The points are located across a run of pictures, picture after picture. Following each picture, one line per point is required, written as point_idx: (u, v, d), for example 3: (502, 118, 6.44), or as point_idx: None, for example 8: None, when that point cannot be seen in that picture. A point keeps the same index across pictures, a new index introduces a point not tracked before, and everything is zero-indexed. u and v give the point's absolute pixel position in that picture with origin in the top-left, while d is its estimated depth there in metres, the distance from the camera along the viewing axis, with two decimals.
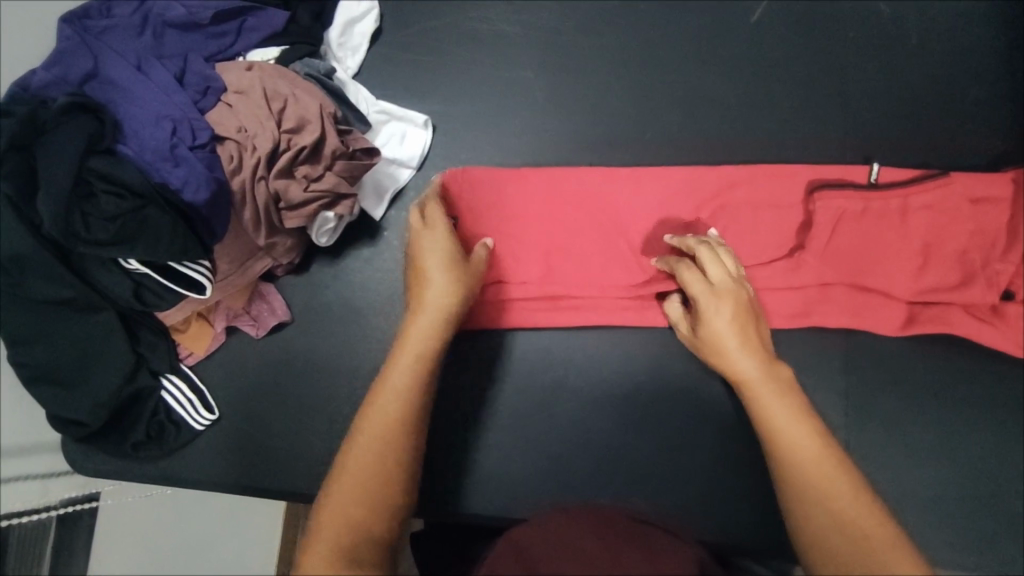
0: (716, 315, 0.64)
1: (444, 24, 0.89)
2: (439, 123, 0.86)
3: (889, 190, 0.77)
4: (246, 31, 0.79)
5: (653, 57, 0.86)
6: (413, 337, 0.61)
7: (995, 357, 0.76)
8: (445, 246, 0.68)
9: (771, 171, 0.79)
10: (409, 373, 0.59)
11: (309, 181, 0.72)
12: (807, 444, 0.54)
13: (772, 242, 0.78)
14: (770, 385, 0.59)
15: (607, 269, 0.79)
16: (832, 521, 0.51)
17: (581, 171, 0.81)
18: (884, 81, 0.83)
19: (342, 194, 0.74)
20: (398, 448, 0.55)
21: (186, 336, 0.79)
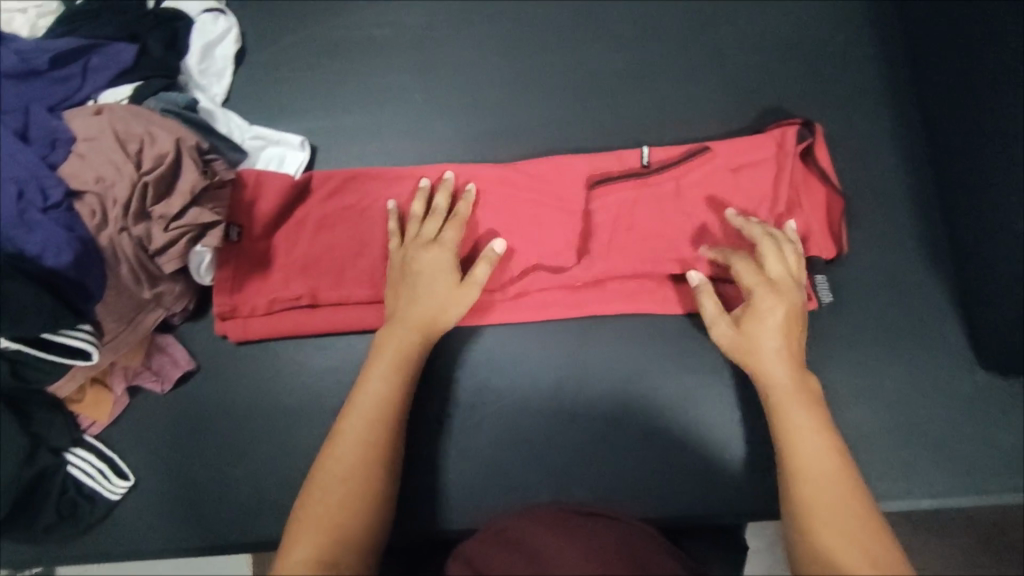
0: (767, 317, 0.64)
1: (312, 36, 0.86)
2: (319, 140, 0.83)
3: (739, 159, 0.77)
4: (91, 71, 0.74)
5: (527, 45, 0.84)
6: (381, 385, 0.63)
7: (906, 285, 0.76)
8: (438, 271, 0.70)
9: (660, 150, 0.78)
10: (372, 429, 0.60)
11: (168, 221, 0.68)
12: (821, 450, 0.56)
13: (653, 223, 0.77)
14: (797, 393, 0.60)
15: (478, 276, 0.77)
16: (841, 536, 0.51)
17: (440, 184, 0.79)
18: (755, 35, 0.83)
19: (207, 225, 0.70)
20: (355, 485, 0.56)
21: (85, 405, 0.74)
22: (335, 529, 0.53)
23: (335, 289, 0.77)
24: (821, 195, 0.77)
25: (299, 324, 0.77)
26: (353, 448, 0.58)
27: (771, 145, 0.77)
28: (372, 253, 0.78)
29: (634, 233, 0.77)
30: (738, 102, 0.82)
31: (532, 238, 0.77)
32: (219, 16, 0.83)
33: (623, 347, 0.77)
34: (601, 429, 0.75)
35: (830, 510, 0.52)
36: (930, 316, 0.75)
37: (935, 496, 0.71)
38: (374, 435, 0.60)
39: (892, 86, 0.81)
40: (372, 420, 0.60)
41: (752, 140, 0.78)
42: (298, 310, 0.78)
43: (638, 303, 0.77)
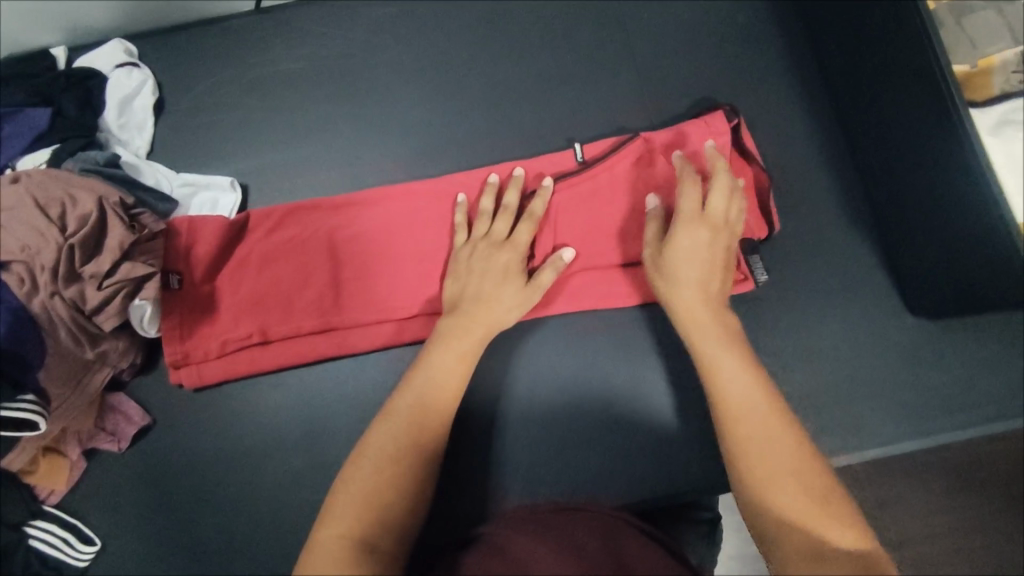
0: (677, 261, 0.66)
1: (230, 78, 0.86)
2: (249, 179, 0.84)
3: (666, 149, 0.79)
4: (5, 139, 0.74)
5: (444, 62, 0.86)
6: (438, 370, 0.64)
7: (835, 246, 0.79)
8: (491, 267, 0.72)
9: (592, 146, 0.80)
10: (412, 414, 0.60)
11: (100, 278, 0.67)
12: (738, 384, 0.56)
13: (588, 220, 0.78)
14: (704, 331, 0.62)
15: (424, 292, 0.78)
16: (771, 463, 0.50)
17: (376, 208, 0.80)
18: (662, 26, 0.86)
19: (142, 277, 0.69)
20: (402, 466, 0.56)
21: (41, 476, 0.72)
22: (370, 507, 0.53)
23: (285, 322, 0.77)
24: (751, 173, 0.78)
25: (255, 362, 0.77)
26: (395, 432, 0.58)
27: (697, 132, 0.78)
28: (317, 283, 0.79)
29: (574, 230, 0.78)
30: (654, 91, 0.84)
31: None
32: (133, 68, 0.82)
33: (573, 343, 0.78)
34: (563, 425, 0.76)
35: (765, 445, 0.51)
36: (860, 273, 0.78)
37: (883, 445, 0.73)
38: (419, 413, 0.60)
39: (797, 60, 0.84)
40: (418, 403, 0.61)
41: (677, 130, 0.79)
42: (252, 348, 0.78)
43: (585, 299, 0.78)
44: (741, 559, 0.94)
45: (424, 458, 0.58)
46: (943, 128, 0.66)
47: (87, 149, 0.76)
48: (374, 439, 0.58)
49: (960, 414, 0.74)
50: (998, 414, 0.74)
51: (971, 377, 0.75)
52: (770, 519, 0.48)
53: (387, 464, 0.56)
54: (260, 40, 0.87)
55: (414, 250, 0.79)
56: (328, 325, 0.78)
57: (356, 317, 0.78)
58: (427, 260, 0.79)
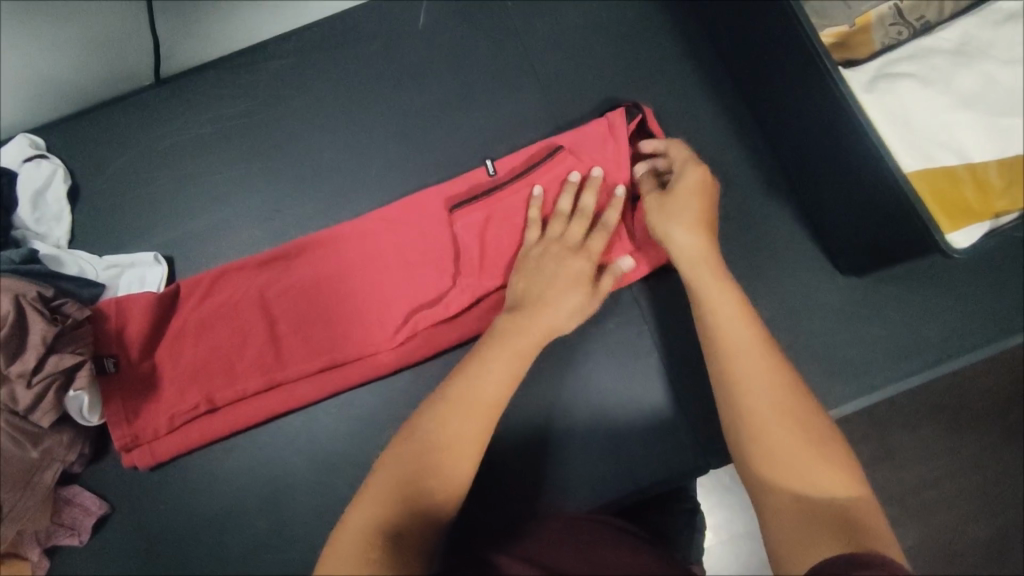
0: (679, 207, 0.66)
1: (140, 152, 0.86)
2: (173, 251, 0.84)
3: (577, 152, 0.79)
4: None
5: (349, 103, 0.87)
6: (505, 360, 0.60)
7: (757, 218, 0.80)
8: (574, 276, 0.69)
9: (505, 159, 0.81)
10: (463, 399, 0.56)
11: (28, 376, 0.66)
12: (740, 336, 0.57)
13: (513, 235, 0.78)
14: (711, 275, 0.62)
15: (365, 330, 0.78)
16: (775, 420, 0.52)
17: (300, 259, 0.80)
18: (555, 33, 0.88)
19: (71, 367, 0.69)
20: (453, 459, 0.53)
21: None
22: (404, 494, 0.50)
23: (230, 386, 0.77)
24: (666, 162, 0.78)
25: (205, 432, 0.77)
26: (465, 425, 0.54)
27: (603, 132, 0.79)
28: (256, 339, 0.78)
29: (498, 246, 0.79)
30: (556, 98, 0.86)
31: (405, 282, 0.79)
32: (41, 161, 0.82)
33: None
34: (523, 439, 0.76)
35: (764, 399, 0.53)
36: (785, 240, 0.79)
37: (833, 405, 0.74)
38: (459, 399, 0.56)
39: (691, 43, 0.86)
40: (460, 386, 0.57)
41: (585, 133, 0.79)
42: (201, 418, 0.77)
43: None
44: (748, 534, 0.93)
45: (472, 442, 0.54)
46: (823, 90, 0.67)
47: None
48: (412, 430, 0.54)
49: (901, 361, 0.75)
50: (937, 359, 0.75)
51: (906, 326, 0.76)
52: (766, 482, 0.50)
53: (434, 455, 0.52)
54: (163, 111, 0.87)
55: (345, 291, 0.79)
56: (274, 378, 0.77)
57: (297, 369, 0.78)
58: (361, 301, 0.79)
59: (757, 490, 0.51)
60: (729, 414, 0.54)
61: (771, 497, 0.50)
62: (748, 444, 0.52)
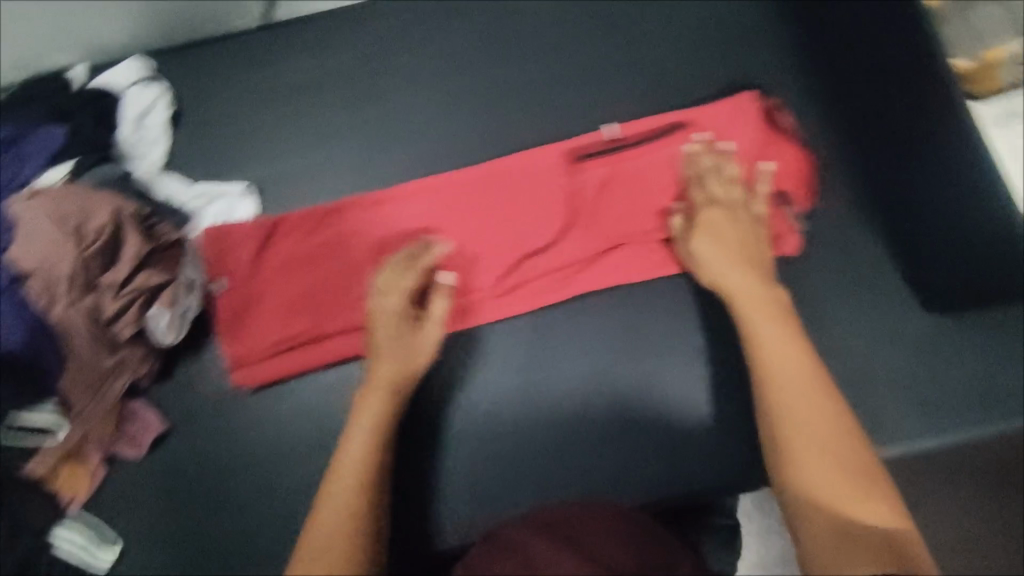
0: (717, 244, 0.71)
1: (244, 89, 0.88)
2: (264, 187, 0.85)
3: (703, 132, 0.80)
4: (25, 157, 0.77)
5: (452, 69, 0.87)
6: (370, 414, 0.65)
7: (851, 241, 0.78)
8: (399, 321, 0.71)
9: (625, 127, 0.81)
10: (367, 430, 0.64)
11: (117, 288, 0.69)
12: (788, 362, 0.60)
13: (625, 207, 0.79)
14: (756, 303, 0.66)
15: (466, 279, 0.79)
16: (815, 444, 0.55)
17: (404, 202, 0.81)
18: (667, 26, 0.87)
19: (157, 285, 0.72)
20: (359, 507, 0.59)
21: (61, 482, 0.74)
22: (328, 553, 0.55)
23: (326, 318, 0.78)
24: (791, 150, 0.79)
25: (296, 360, 0.78)
26: (372, 454, 0.63)
27: (733, 113, 0.79)
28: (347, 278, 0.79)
29: (613, 209, 0.79)
30: (662, 92, 0.84)
31: (513, 236, 0.80)
32: (149, 84, 0.85)
33: (585, 340, 0.77)
34: (583, 424, 0.75)
35: (806, 423, 0.56)
36: (876, 267, 0.77)
37: (901, 441, 0.73)
38: (390, 407, 0.66)
39: (807, 53, 0.84)
40: (371, 412, 0.66)
41: (712, 112, 0.80)
42: (293, 346, 0.78)
43: (634, 270, 0.78)
44: None
45: (384, 460, 0.64)
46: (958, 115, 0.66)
47: (99, 165, 0.79)
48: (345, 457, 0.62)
49: (983, 408, 0.73)
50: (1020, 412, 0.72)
51: (993, 372, 0.73)
52: (802, 499, 0.53)
53: (369, 472, 0.61)
54: (270, 51, 0.89)
55: (449, 240, 0.80)
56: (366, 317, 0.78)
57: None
58: (465, 247, 0.80)
59: (795, 503, 0.54)
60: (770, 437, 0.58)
61: (806, 512, 0.53)
62: (783, 463, 0.55)
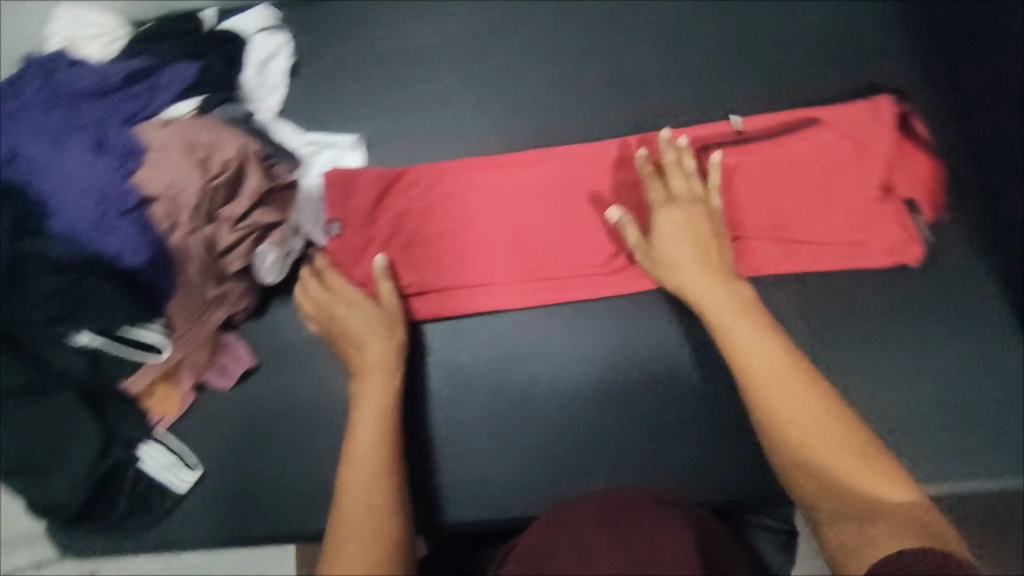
0: (666, 238, 0.72)
1: (360, 46, 0.90)
2: (371, 143, 0.87)
3: (836, 133, 0.79)
4: (157, 88, 0.79)
5: (565, 48, 0.88)
6: (370, 396, 0.69)
7: (947, 269, 0.79)
8: (353, 300, 0.75)
9: (754, 117, 0.82)
10: (371, 427, 0.67)
11: (235, 220, 0.73)
12: (768, 354, 0.60)
13: (745, 199, 0.80)
14: (727, 300, 0.67)
15: (581, 251, 0.80)
16: (809, 431, 0.55)
17: (525, 170, 0.82)
18: (788, 29, 0.86)
19: (268, 224, 0.75)
20: (387, 476, 0.62)
21: (155, 399, 0.78)
22: (368, 524, 0.57)
23: (442, 274, 0.80)
24: (923, 160, 0.79)
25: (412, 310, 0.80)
26: (372, 443, 0.65)
27: (870, 118, 0.79)
28: (457, 240, 0.81)
29: (740, 199, 0.80)
30: (779, 94, 0.84)
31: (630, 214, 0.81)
32: (274, 32, 0.87)
33: (683, 330, 0.79)
34: (659, 415, 0.77)
35: (793, 408, 0.56)
36: (969, 299, 0.78)
37: (979, 475, 0.73)
38: (375, 402, 0.69)
39: (927, 76, 0.83)
40: (375, 407, 0.68)
41: (849, 114, 0.79)
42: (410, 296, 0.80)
43: (749, 264, 0.79)
44: None
45: (382, 446, 0.65)
46: None
47: (226, 104, 0.82)
48: (353, 453, 0.64)
49: None
50: None
51: None
52: (815, 493, 0.54)
53: (359, 464, 0.63)
54: (390, 12, 0.91)
55: (566, 211, 0.81)
56: (481, 276, 0.80)
57: (502, 270, 0.80)
58: (583, 220, 0.81)
59: (811, 498, 0.54)
60: (767, 439, 0.57)
61: (819, 502, 0.53)
62: (787, 464, 0.56)
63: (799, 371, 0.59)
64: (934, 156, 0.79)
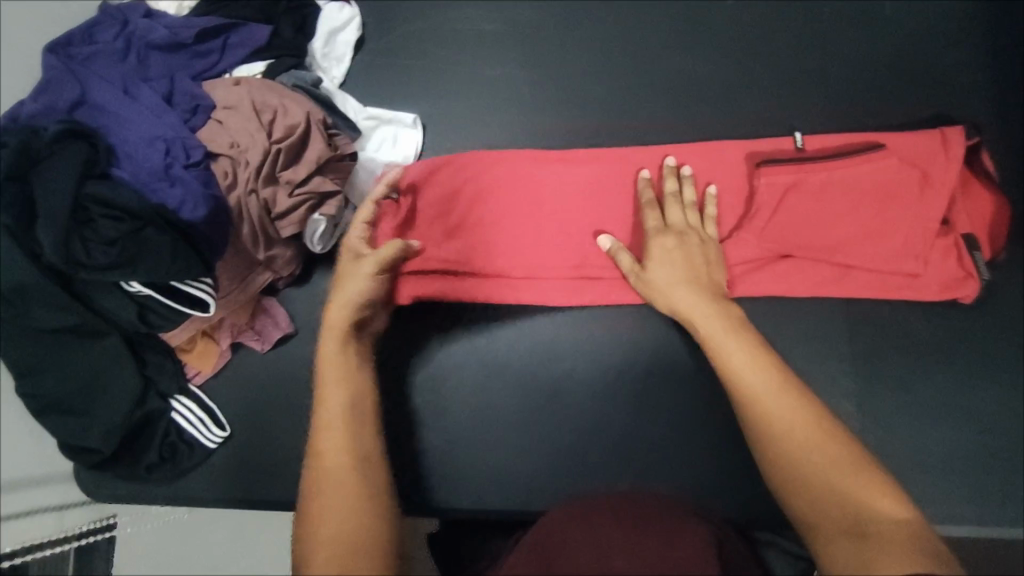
0: (665, 262, 0.72)
1: (427, 26, 0.90)
2: (428, 125, 0.87)
3: (904, 161, 0.75)
4: (229, 48, 0.80)
5: (632, 49, 0.87)
6: (330, 360, 0.62)
7: (1002, 312, 0.77)
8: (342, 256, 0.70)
9: (816, 137, 0.79)
10: (343, 393, 0.59)
11: (294, 185, 0.73)
12: (763, 376, 0.59)
13: (807, 221, 0.76)
14: (719, 320, 0.66)
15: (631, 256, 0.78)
16: (810, 454, 0.54)
17: (576, 166, 0.81)
18: (860, 54, 0.85)
19: (326, 194, 0.74)
20: (360, 445, 0.57)
21: (193, 356, 0.78)
22: (343, 493, 0.53)
23: (486, 262, 0.79)
24: (983, 199, 0.77)
25: (445, 293, 0.80)
26: (344, 407, 0.59)
27: (939, 150, 0.75)
28: (508, 230, 0.80)
29: (793, 218, 0.76)
30: (843, 116, 0.83)
31: None
32: (345, 5, 0.87)
33: None
34: (691, 427, 0.76)
35: (790, 431, 0.55)
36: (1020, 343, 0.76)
37: (1013, 524, 0.72)
38: (344, 366, 0.62)
39: (999, 114, 0.82)
40: (340, 371, 0.61)
41: (916, 143, 0.76)
42: (443, 279, 0.80)
43: (791, 286, 0.78)
44: None
45: (354, 411, 0.59)
46: None
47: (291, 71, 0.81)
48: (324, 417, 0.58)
49: None
50: None
51: None
52: (812, 517, 0.52)
53: (334, 430, 0.57)
54: None
55: (618, 212, 0.79)
56: (527, 269, 0.79)
57: (546, 265, 0.79)
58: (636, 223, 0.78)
59: (811, 522, 0.52)
60: (766, 465, 0.56)
61: (817, 526, 0.51)
62: (785, 492, 0.54)
63: (793, 392, 0.58)
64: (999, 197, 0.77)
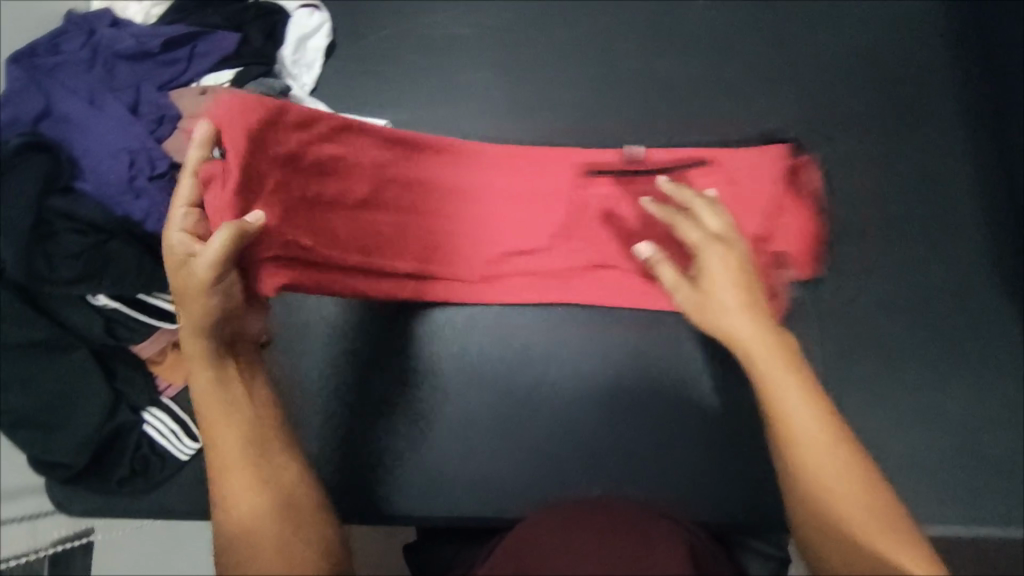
0: (709, 275, 0.57)
1: (399, 31, 0.89)
2: (401, 130, 0.87)
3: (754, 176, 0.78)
4: (197, 57, 0.79)
5: (605, 53, 0.87)
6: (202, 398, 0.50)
7: (974, 311, 0.78)
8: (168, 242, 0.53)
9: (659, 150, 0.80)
10: (236, 430, 0.49)
11: None
12: (802, 410, 0.49)
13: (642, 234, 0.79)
14: (757, 337, 0.53)
15: (598, 257, 0.81)
16: (846, 512, 0.45)
17: (509, 172, 0.81)
18: (831, 57, 0.85)
19: None
20: (265, 494, 0.47)
21: (164, 367, 0.77)
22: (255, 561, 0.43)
23: (449, 264, 0.80)
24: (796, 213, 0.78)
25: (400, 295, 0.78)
26: (238, 448, 0.48)
27: (772, 164, 0.78)
28: (478, 234, 0.81)
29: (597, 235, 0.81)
30: (815, 119, 0.84)
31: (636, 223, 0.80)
32: (314, 11, 0.86)
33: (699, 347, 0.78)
34: (669, 429, 0.76)
35: (828, 482, 0.46)
36: (993, 341, 0.77)
37: (988, 520, 0.72)
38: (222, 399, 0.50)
39: (965, 117, 0.83)
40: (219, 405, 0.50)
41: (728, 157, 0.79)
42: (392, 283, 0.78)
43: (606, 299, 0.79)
44: None
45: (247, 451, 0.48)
46: None
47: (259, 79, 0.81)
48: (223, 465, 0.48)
49: None
50: None
51: None
52: None
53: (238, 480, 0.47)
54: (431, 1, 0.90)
55: (582, 215, 0.81)
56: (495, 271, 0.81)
57: (510, 264, 0.81)
58: (595, 222, 0.81)
59: None
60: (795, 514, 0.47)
61: None
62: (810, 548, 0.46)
63: (836, 434, 0.48)
64: (939, 192, 0.81)
